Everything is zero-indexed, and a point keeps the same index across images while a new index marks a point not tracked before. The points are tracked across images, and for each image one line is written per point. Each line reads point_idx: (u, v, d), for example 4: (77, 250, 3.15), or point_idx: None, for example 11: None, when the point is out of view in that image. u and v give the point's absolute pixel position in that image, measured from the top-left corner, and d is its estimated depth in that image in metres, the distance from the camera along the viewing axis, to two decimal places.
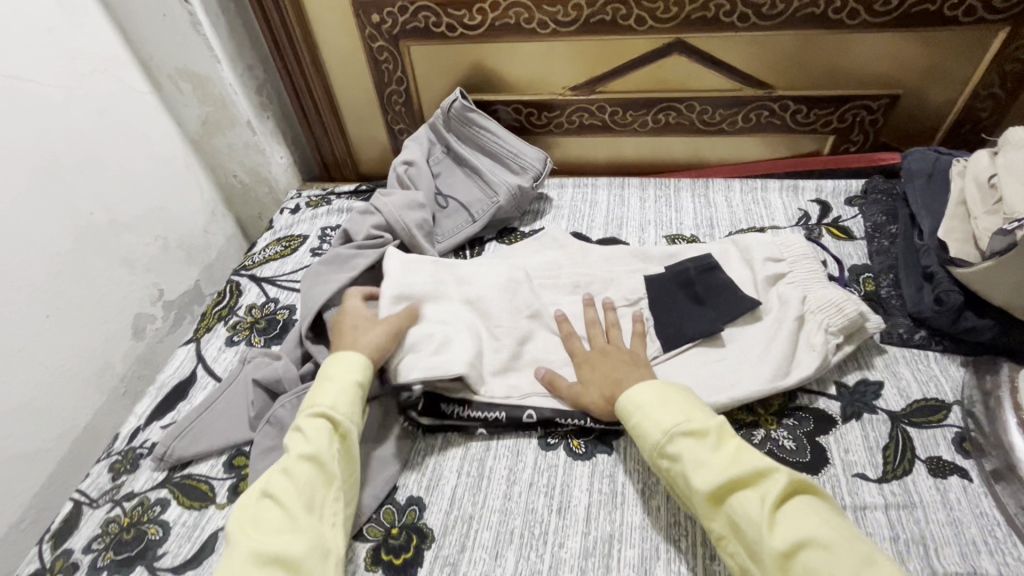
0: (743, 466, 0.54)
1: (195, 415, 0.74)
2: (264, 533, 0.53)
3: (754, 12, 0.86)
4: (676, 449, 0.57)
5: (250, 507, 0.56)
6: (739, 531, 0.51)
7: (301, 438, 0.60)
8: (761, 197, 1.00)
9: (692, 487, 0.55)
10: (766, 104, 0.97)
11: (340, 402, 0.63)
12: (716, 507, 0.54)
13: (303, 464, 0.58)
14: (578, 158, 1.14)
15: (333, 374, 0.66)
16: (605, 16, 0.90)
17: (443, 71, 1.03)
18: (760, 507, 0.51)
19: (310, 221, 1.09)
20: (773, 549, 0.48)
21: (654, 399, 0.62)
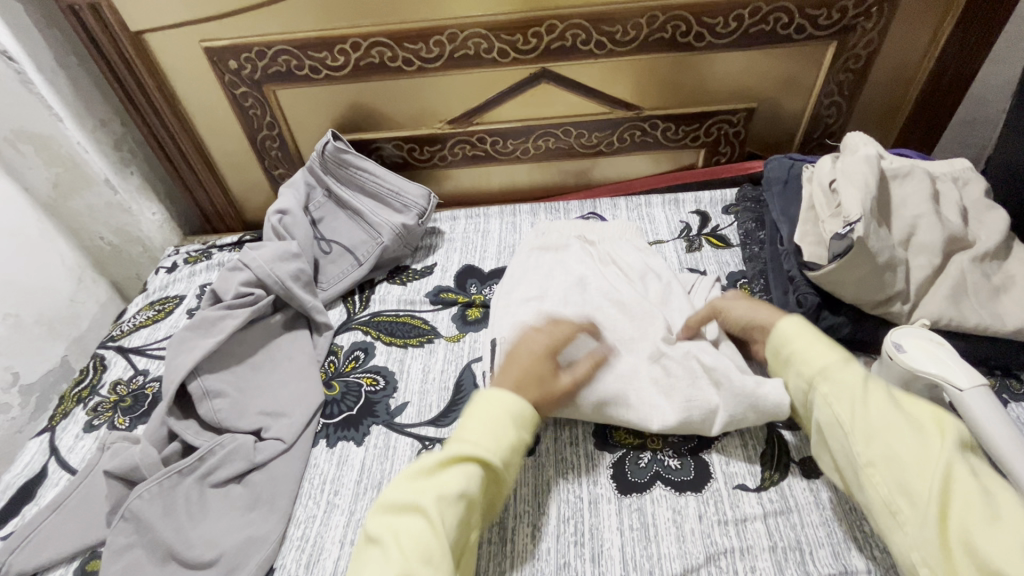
0: (916, 409, 0.55)
1: (40, 520, 0.66)
2: (415, 553, 0.51)
3: (610, 39, 0.89)
4: (837, 378, 0.58)
5: (400, 514, 0.55)
6: (895, 459, 0.52)
7: (458, 473, 0.57)
8: (645, 213, 1.04)
9: (854, 417, 0.55)
10: (637, 124, 1.00)
11: (510, 460, 0.60)
12: (874, 434, 0.54)
13: (457, 504, 0.55)
14: (469, 189, 1.14)
15: (491, 410, 0.62)
16: (468, 51, 0.90)
17: (314, 115, 1.00)
18: (934, 442, 0.52)
19: (189, 279, 1.02)
20: (946, 474, 0.49)
21: (812, 337, 0.63)
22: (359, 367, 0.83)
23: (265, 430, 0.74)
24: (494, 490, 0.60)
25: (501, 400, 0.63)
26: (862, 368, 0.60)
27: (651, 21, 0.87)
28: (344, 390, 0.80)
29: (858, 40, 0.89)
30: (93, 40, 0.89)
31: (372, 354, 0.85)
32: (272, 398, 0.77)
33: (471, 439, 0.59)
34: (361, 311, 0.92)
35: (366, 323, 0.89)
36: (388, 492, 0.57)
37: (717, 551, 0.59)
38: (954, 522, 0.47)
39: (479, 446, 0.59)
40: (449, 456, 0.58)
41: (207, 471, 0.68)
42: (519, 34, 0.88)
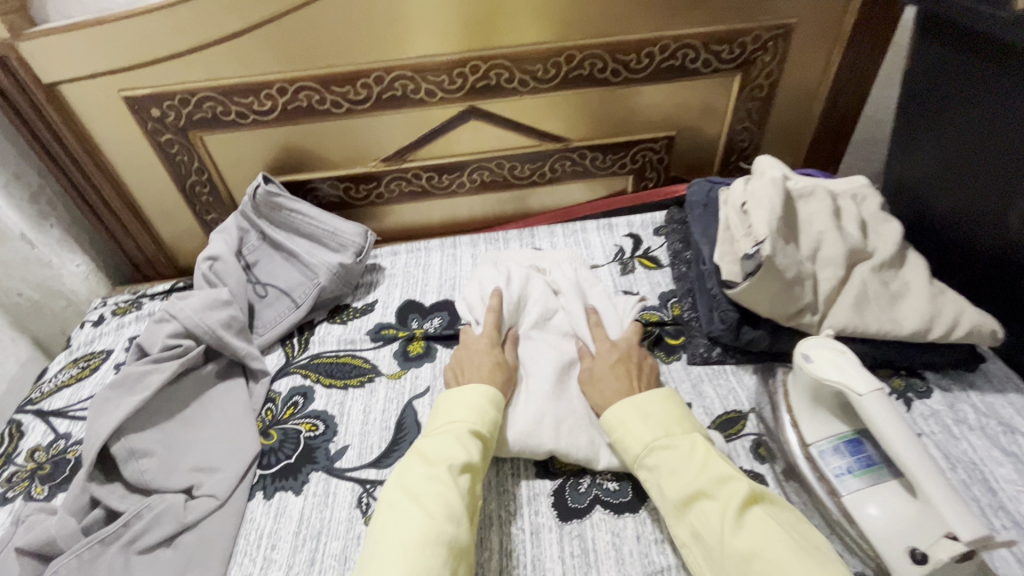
0: (707, 476, 0.57)
1: None
2: (441, 519, 0.55)
3: (532, 77, 0.93)
4: (648, 462, 0.62)
5: (410, 482, 0.59)
6: (700, 539, 0.55)
7: (461, 445, 0.62)
8: (581, 238, 1.07)
9: (665, 498, 0.59)
10: (566, 154, 1.04)
11: (497, 429, 0.68)
12: (682, 514, 0.57)
13: (467, 474, 0.61)
14: (409, 224, 1.15)
15: (470, 398, 0.68)
16: (395, 92, 0.92)
17: (245, 158, 0.99)
18: (722, 515, 0.54)
19: (117, 332, 0.98)
20: (734, 552, 0.52)
21: (632, 410, 0.66)
22: (298, 413, 0.81)
23: (197, 487, 0.71)
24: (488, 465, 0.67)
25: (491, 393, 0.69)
26: (677, 437, 0.62)
27: (569, 59, 0.91)
28: (282, 438, 0.78)
29: (759, 72, 0.96)
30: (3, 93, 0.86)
31: (312, 398, 0.83)
32: (205, 453, 0.75)
33: (462, 417, 0.66)
34: (300, 354, 0.91)
35: (306, 365, 0.88)
36: (403, 476, 0.60)
37: (655, 570, 0.60)
38: None
39: (475, 426, 0.65)
40: (463, 431, 0.64)
41: (133, 537, 0.65)
42: (444, 74, 0.91)
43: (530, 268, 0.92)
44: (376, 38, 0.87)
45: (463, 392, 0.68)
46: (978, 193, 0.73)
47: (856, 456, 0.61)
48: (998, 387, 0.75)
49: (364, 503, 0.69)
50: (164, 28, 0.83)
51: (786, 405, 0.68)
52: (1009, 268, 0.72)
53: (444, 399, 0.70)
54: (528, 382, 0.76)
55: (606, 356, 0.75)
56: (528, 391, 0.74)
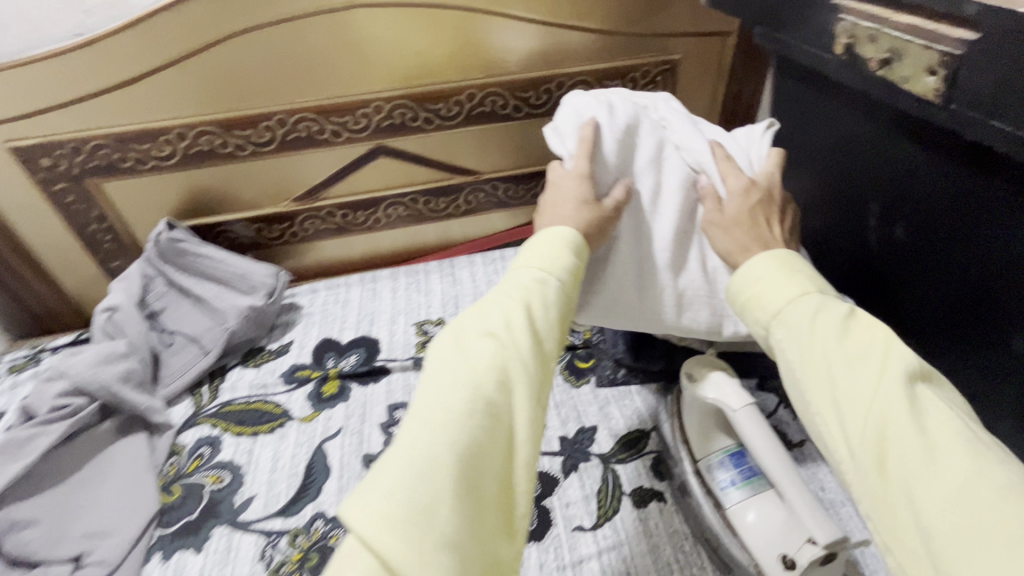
0: (869, 339, 0.44)
1: None
2: (478, 375, 0.42)
3: (436, 115, 0.95)
4: (788, 317, 0.48)
5: (473, 346, 0.45)
6: (840, 406, 0.42)
7: (527, 307, 0.48)
8: (500, 266, 1.11)
9: (807, 356, 0.45)
10: (479, 187, 1.07)
11: (568, 275, 0.52)
12: (822, 374, 0.44)
13: (519, 324, 0.46)
14: (330, 260, 1.15)
15: (540, 241, 0.55)
16: (300, 134, 0.93)
17: (149, 203, 0.97)
18: (878, 381, 0.41)
19: (11, 391, 0.93)
20: (891, 425, 0.39)
21: (771, 268, 0.52)
22: (204, 464, 0.79)
23: (87, 554, 0.68)
24: (564, 318, 0.51)
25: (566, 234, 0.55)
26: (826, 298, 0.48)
27: (470, 97, 0.94)
28: (185, 492, 0.76)
29: None
30: None
31: (219, 448, 0.81)
32: (97, 516, 0.71)
33: (540, 270, 0.51)
34: (209, 402, 0.88)
35: (214, 415, 0.86)
36: (453, 328, 0.48)
37: None
38: (898, 477, 0.38)
39: (542, 268, 0.51)
40: (515, 278, 0.51)
41: None
42: (347, 115, 0.92)
43: (626, 96, 0.66)
44: (274, 83, 0.87)
45: (547, 234, 0.55)
46: (843, 212, 0.79)
47: (739, 467, 0.64)
48: None
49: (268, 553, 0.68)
50: (47, 78, 0.81)
51: (678, 424, 0.72)
52: (874, 280, 0.78)
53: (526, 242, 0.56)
54: (643, 248, 0.62)
55: (740, 195, 0.59)
56: (643, 252, 0.62)
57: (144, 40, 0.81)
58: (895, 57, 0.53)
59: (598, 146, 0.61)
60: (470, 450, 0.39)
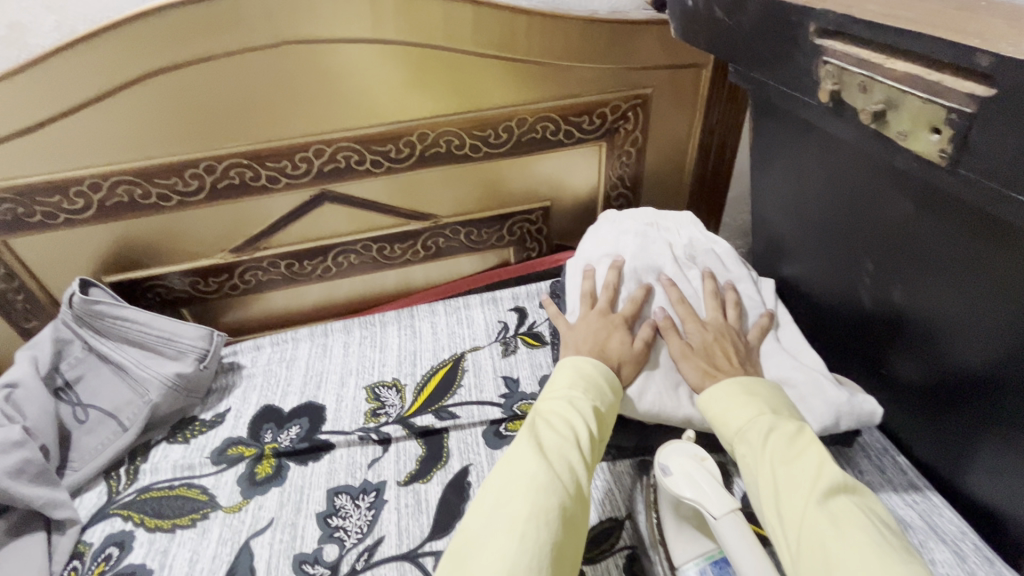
0: (806, 456, 0.49)
1: None
2: (531, 493, 0.48)
3: (384, 158, 0.86)
4: (744, 433, 0.54)
5: (546, 447, 0.53)
6: (781, 518, 0.47)
7: (582, 413, 0.57)
8: (464, 316, 1.02)
9: (756, 471, 0.51)
10: (438, 232, 0.98)
11: (602, 402, 0.60)
12: (767, 487, 0.49)
13: (562, 444, 0.54)
14: (278, 312, 1.05)
15: (580, 368, 0.63)
16: (232, 181, 0.83)
17: (65, 259, 0.87)
18: (808, 490, 0.46)
19: None
20: (819, 534, 0.43)
21: (731, 389, 0.59)
22: (109, 570, 0.68)
23: None
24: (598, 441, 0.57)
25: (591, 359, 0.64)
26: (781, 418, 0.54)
27: (422, 138, 0.86)
28: None
29: (624, 139, 0.94)
30: None
31: (130, 547, 0.70)
32: None
33: (585, 386, 0.60)
34: (125, 488, 0.77)
35: (130, 503, 0.75)
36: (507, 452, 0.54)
37: None
38: None
39: (575, 396, 0.59)
40: (556, 403, 0.58)
41: None
42: (285, 160, 0.83)
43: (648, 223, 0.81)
44: (199, 127, 0.78)
45: (583, 359, 0.64)
46: (834, 264, 0.71)
47: None
48: (876, 463, 0.69)
49: None
50: None
51: (654, 519, 0.62)
52: (871, 341, 0.68)
53: (562, 363, 0.65)
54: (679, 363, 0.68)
55: (697, 334, 0.67)
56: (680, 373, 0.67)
57: (44, 83, 0.71)
58: (891, 108, 0.45)
59: (619, 283, 0.74)
60: (552, 536, 0.46)
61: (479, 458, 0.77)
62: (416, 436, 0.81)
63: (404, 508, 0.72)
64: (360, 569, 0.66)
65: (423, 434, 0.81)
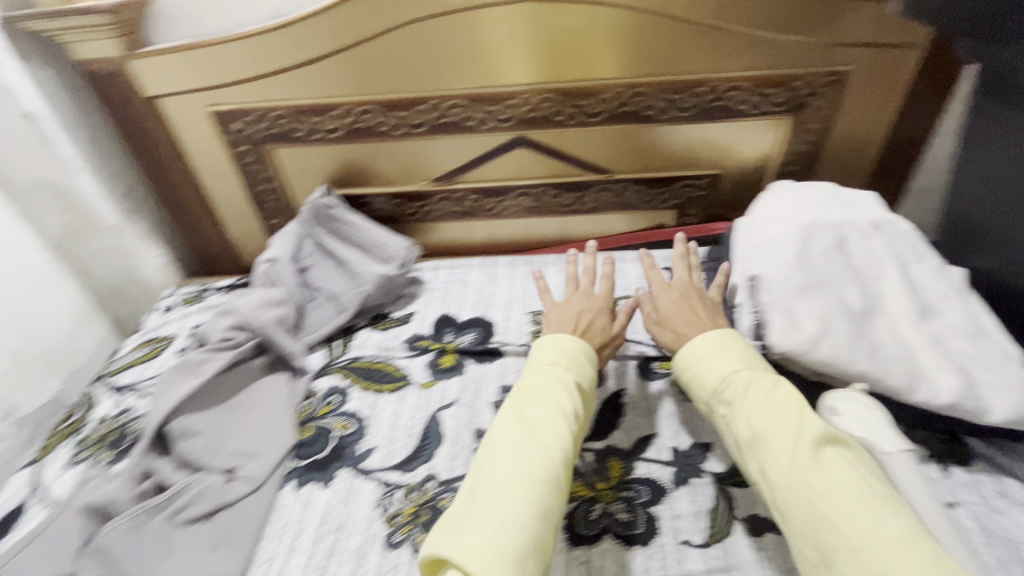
0: (790, 411, 0.58)
1: (14, 551, 0.69)
2: (531, 450, 0.61)
3: (580, 111, 0.96)
4: (729, 395, 0.64)
5: (529, 415, 0.65)
6: (766, 471, 0.57)
7: (565, 386, 0.69)
8: (618, 268, 1.10)
9: (742, 430, 0.61)
10: (609, 186, 1.07)
11: (579, 378, 0.72)
12: (754, 446, 0.59)
13: (539, 415, 0.65)
14: (453, 241, 1.21)
15: (544, 355, 0.74)
16: (451, 119, 0.98)
17: (309, 170, 1.07)
18: (795, 444, 0.55)
19: (182, 320, 1.08)
20: (804, 477, 0.53)
21: (717, 349, 0.69)
22: (333, 410, 0.87)
23: (237, 470, 0.77)
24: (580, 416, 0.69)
25: (551, 346, 0.75)
26: (765, 376, 0.64)
27: (617, 96, 0.95)
28: (316, 433, 0.84)
29: (810, 116, 0.96)
30: (112, 103, 0.98)
31: (347, 398, 0.89)
32: (245, 439, 0.81)
33: (558, 363, 0.72)
34: (340, 356, 0.96)
35: (345, 367, 0.94)
36: (498, 420, 0.67)
37: None
38: (812, 517, 0.51)
39: (567, 373, 0.71)
40: (534, 381, 0.70)
41: (176, 510, 0.71)
42: (497, 105, 0.96)
43: (831, 198, 0.88)
44: (436, 69, 0.93)
45: (549, 341, 0.76)
46: None
47: None
48: None
49: (386, 499, 0.74)
50: (248, 52, 0.92)
51: None
52: None
53: (540, 343, 0.77)
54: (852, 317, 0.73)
55: (665, 295, 0.81)
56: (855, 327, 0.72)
57: (333, 23, 0.89)
58: None
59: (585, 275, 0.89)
60: (549, 485, 0.58)
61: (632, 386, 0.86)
62: None
63: None
64: None
65: None
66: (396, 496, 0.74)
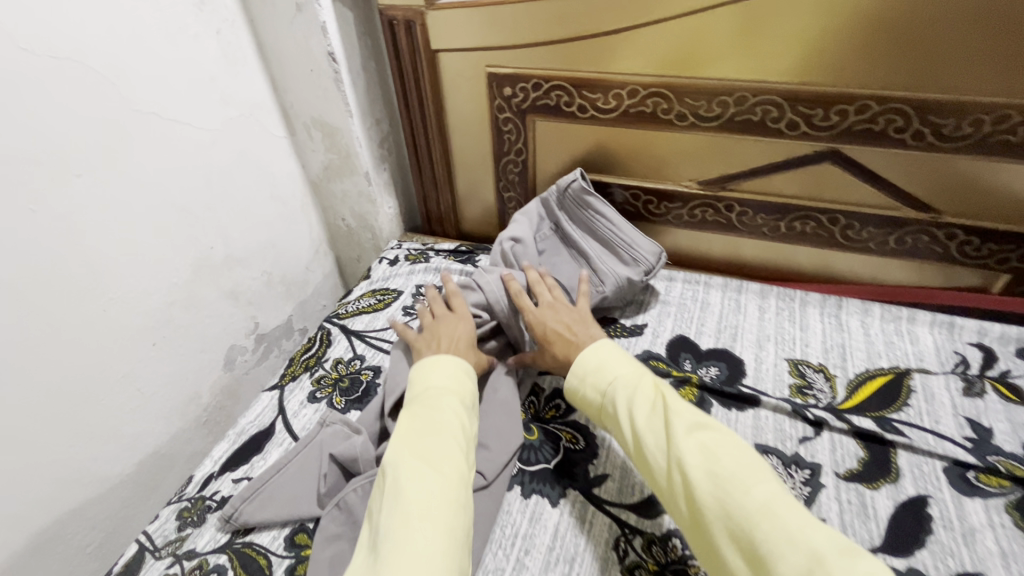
0: (664, 410, 0.63)
1: (266, 477, 0.71)
2: (416, 466, 0.59)
3: (933, 132, 0.76)
4: (614, 396, 0.69)
5: (417, 442, 0.62)
6: (653, 470, 0.60)
7: (446, 403, 0.67)
8: (907, 330, 0.89)
9: (626, 435, 0.65)
10: (927, 229, 0.85)
11: (455, 389, 0.70)
12: (638, 449, 0.62)
13: (436, 438, 0.62)
14: (690, 252, 1.07)
15: (438, 374, 0.71)
16: (752, 117, 0.83)
17: (564, 149, 1.00)
18: (667, 439, 0.60)
19: (407, 276, 1.08)
20: (683, 466, 0.57)
21: (604, 353, 0.74)
22: (559, 418, 0.81)
23: None
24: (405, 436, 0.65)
25: (447, 366, 0.72)
26: (639, 377, 0.69)
27: (999, 119, 0.72)
28: (543, 438, 0.78)
29: None
30: (397, 52, 0.98)
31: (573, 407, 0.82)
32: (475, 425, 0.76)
33: (447, 384, 0.70)
34: None
35: None
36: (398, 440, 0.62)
37: None
38: (699, 505, 0.54)
39: (457, 393, 0.69)
40: (426, 397, 0.68)
41: None
42: (820, 108, 0.79)
43: None
44: (758, 56, 0.78)
45: (423, 364, 0.74)
46: None
47: None
48: None
49: (623, 545, 0.65)
50: (547, 14, 0.85)
51: None
52: None
53: (417, 368, 0.74)
54: None
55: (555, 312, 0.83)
56: None
57: None
58: None
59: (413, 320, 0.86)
60: (462, 501, 0.58)
61: (941, 494, 0.68)
62: (855, 436, 0.74)
63: (848, 503, 0.68)
64: None
65: (867, 437, 0.74)
66: (634, 544, 0.65)
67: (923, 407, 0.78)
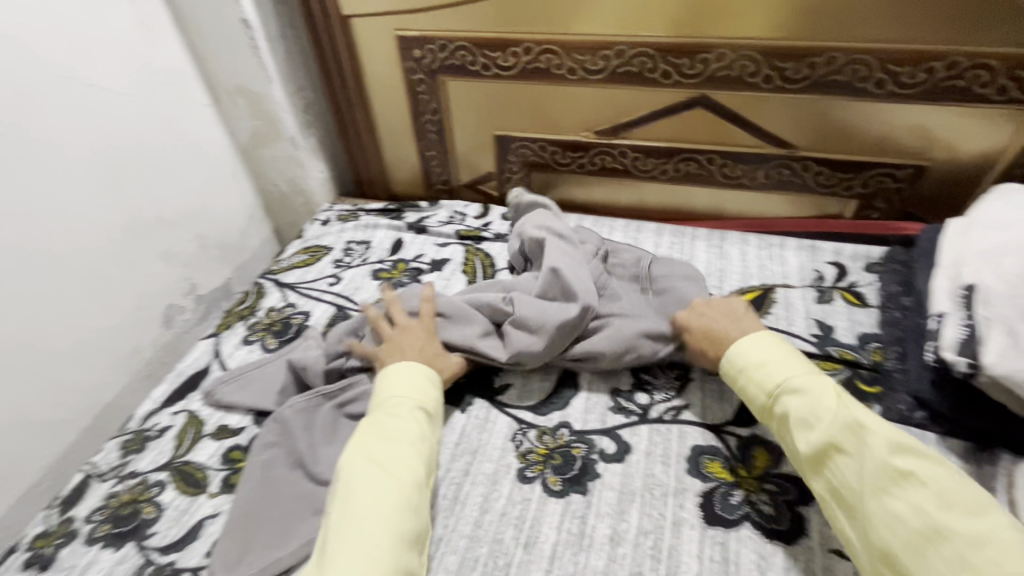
0: (845, 425, 0.59)
1: (247, 368, 0.85)
2: (373, 478, 0.59)
3: (779, 75, 0.88)
4: (785, 402, 0.65)
5: (371, 447, 0.63)
6: (837, 490, 0.58)
7: (404, 411, 0.67)
8: (777, 254, 1.01)
9: (797, 448, 0.62)
10: (787, 162, 0.98)
11: (425, 398, 0.70)
12: (820, 467, 0.60)
13: (390, 447, 0.63)
14: (599, 201, 1.17)
15: (394, 378, 0.71)
16: (631, 68, 0.93)
17: (475, 106, 1.08)
18: (862, 463, 0.57)
19: (337, 234, 1.15)
20: (878, 492, 0.54)
21: (772, 352, 0.70)
22: None
23: None
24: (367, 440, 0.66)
25: (406, 370, 0.71)
26: (816, 381, 0.65)
27: (828, 61, 0.85)
28: None
29: None
30: (312, 19, 1.04)
31: None
32: None
33: (408, 394, 0.69)
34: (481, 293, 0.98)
35: None
36: (361, 442, 0.63)
37: None
38: (895, 534, 0.52)
39: (422, 402, 0.69)
40: (388, 405, 0.68)
41: (341, 403, 0.76)
42: (686, 58, 0.90)
43: None
44: (628, 12, 0.88)
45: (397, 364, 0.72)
46: None
47: None
48: None
49: (519, 436, 0.75)
50: None
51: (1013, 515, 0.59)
52: None
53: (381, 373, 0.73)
54: None
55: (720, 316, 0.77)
56: None
57: None
58: None
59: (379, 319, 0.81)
60: (416, 505, 0.60)
61: None
62: None
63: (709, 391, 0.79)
64: (667, 420, 0.76)
65: None
66: (528, 435, 0.76)
67: (782, 314, 0.90)
